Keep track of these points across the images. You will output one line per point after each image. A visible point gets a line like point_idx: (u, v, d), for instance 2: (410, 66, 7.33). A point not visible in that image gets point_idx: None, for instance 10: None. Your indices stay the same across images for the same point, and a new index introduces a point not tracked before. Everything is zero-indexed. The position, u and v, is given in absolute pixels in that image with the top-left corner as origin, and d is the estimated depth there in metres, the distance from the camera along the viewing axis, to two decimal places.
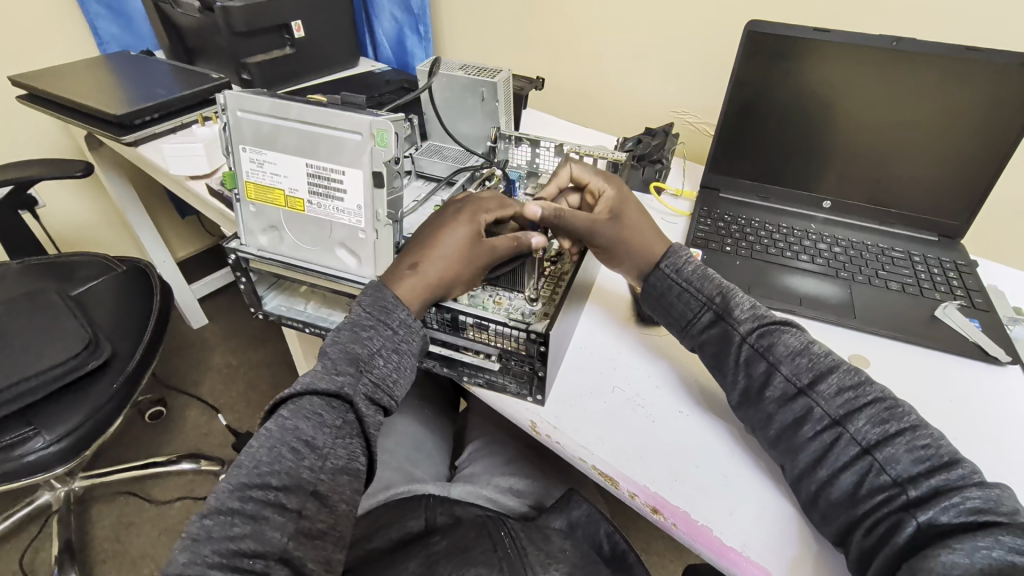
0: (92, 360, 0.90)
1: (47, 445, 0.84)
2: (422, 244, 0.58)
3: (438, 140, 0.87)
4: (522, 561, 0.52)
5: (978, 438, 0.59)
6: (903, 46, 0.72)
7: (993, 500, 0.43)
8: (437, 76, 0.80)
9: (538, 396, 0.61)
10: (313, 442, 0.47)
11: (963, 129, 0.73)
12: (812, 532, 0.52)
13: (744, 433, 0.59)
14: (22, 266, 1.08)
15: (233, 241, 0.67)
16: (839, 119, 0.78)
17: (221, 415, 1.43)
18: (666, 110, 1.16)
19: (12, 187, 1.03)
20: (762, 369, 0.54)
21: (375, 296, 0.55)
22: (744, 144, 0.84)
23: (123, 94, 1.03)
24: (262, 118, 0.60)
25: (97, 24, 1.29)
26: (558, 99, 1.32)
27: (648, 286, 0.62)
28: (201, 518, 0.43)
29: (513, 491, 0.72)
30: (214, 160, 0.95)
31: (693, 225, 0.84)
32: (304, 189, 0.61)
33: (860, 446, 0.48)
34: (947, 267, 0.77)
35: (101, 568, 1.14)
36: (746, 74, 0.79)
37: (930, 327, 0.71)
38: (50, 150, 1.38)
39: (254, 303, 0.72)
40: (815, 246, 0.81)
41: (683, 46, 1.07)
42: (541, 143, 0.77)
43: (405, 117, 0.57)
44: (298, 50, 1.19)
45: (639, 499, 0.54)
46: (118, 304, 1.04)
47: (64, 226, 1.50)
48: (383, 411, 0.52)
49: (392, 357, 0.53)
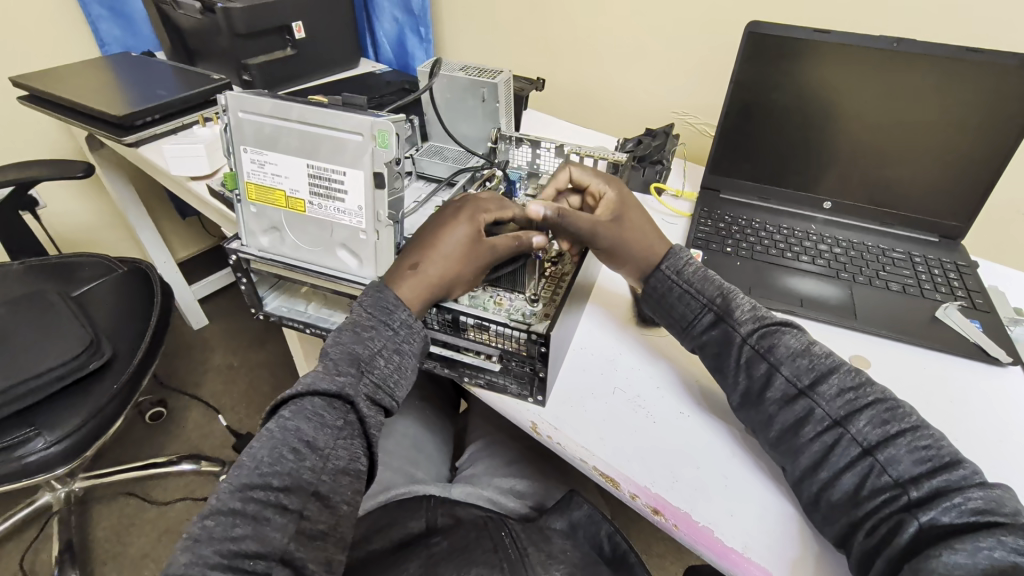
0: (93, 360, 0.90)
1: (48, 446, 0.84)
2: (422, 244, 0.58)
3: (439, 140, 0.87)
4: (523, 561, 0.52)
5: (979, 438, 0.59)
6: (903, 47, 0.72)
7: (994, 500, 0.43)
8: (437, 76, 0.80)
9: (539, 397, 0.61)
10: (314, 443, 0.47)
11: (963, 131, 0.73)
12: (813, 532, 0.52)
13: (744, 434, 0.59)
14: (23, 267, 1.08)
15: (234, 241, 0.67)
16: (839, 120, 0.78)
17: (221, 415, 1.43)
18: (666, 111, 1.16)
19: (13, 187, 1.03)
20: (762, 370, 0.54)
21: (375, 297, 0.55)
22: (745, 145, 0.84)
23: (124, 95, 1.03)
24: (263, 118, 0.60)
25: (98, 25, 1.29)
26: (558, 101, 1.33)
27: (648, 288, 0.62)
28: (202, 519, 0.43)
29: (514, 491, 0.72)
30: (214, 161, 0.95)
31: (693, 225, 0.84)
32: (305, 189, 0.61)
33: (861, 447, 0.48)
34: (947, 268, 0.77)
35: (102, 569, 1.14)
36: (745, 76, 0.79)
37: (930, 328, 0.71)
38: (49, 151, 1.38)
39: (254, 303, 0.72)
40: (815, 247, 0.81)
41: (683, 47, 1.07)
42: (541, 144, 0.78)
43: (406, 118, 0.57)
44: (299, 51, 1.19)
45: (640, 500, 0.54)
46: (118, 305, 1.04)
47: (63, 226, 1.50)
48: (383, 412, 0.52)
49: (393, 357, 0.53)
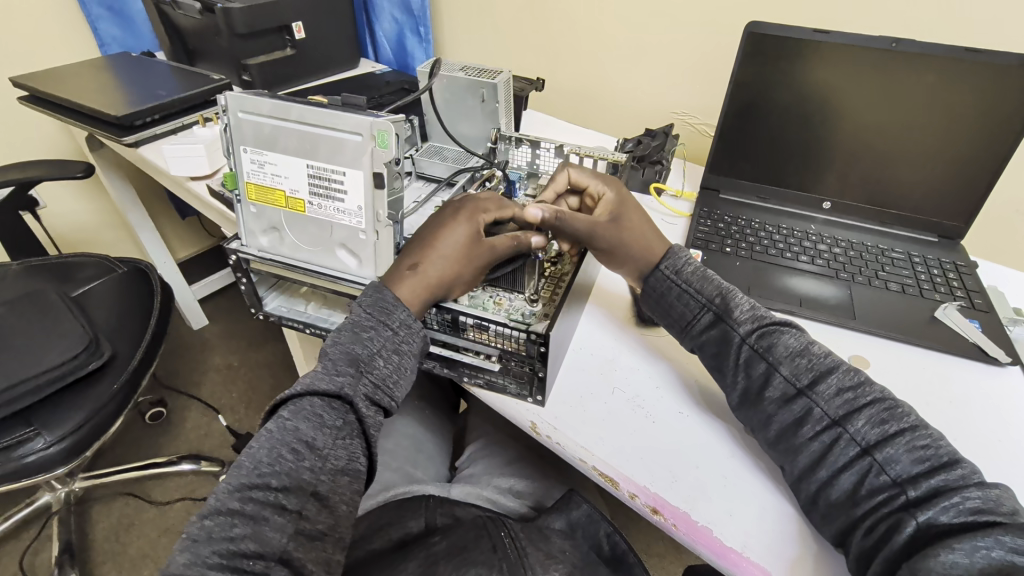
0: (92, 360, 0.90)
1: (48, 446, 0.84)
2: (421, 244, 0.58)
3: (439, 140, 0.87)
4: (522, 561, 0.52)
5: (979, 438, 0.59)
6: (901, 47, 0.72)
7: (993, 500, 0.44)
8: (437, 76, 0.80)
9: (538, 397, 0.61)
10: (313, 443, 0.47)
11: (964, 130, 0.73)
12: (812, 532, 0.52)
13: (743, 433, 0.59)
14: (23, 266, 1.08)
15: (234, 242, 0.67)
16: (839, 120, 0.78)
17: (221, 415, 1.43)
18: (666, 111, 1.16)
19: (13, 187, 1.04)
20: (761, 370, 0.54)
21: (375, 297, 0.55)
22: (745, 145, 0.84)
23: (124, 95, 1.03)
24: (263, 119, 0.60)
25: (98, 26, 1.29)
26: (558, 100, 1.33)
27: (648, 287, 0.62)
28: (201, 519, 0.43)
29: (513, 491, 0.72)
30: (215, 161, 0.95)
31: (693, 225, 0.84)
32: (304, 189, 0.61)
33: (860, 446, 0.49)
34: (946, 267, 0.77)
35: (101, 569, 1.14)
36: (745, 75, 0.79)
37: (929, 328, 0.71)
38: (49, 151, 1.38)
39: (254, 303, 0.72)
40: (815, 246, 0.81)
41: (683, 47, 1.07)
42: (541, 144, 0.78)
43: (406, 118, 0.57)
44: (299, 51, 1.19)
45: (639, 500, 0.54)
46: (118, 305, 1.04)
47: (63, 226, 1.50)
48: (383, 412, 0.52)
49: (392, 357, 0.53)
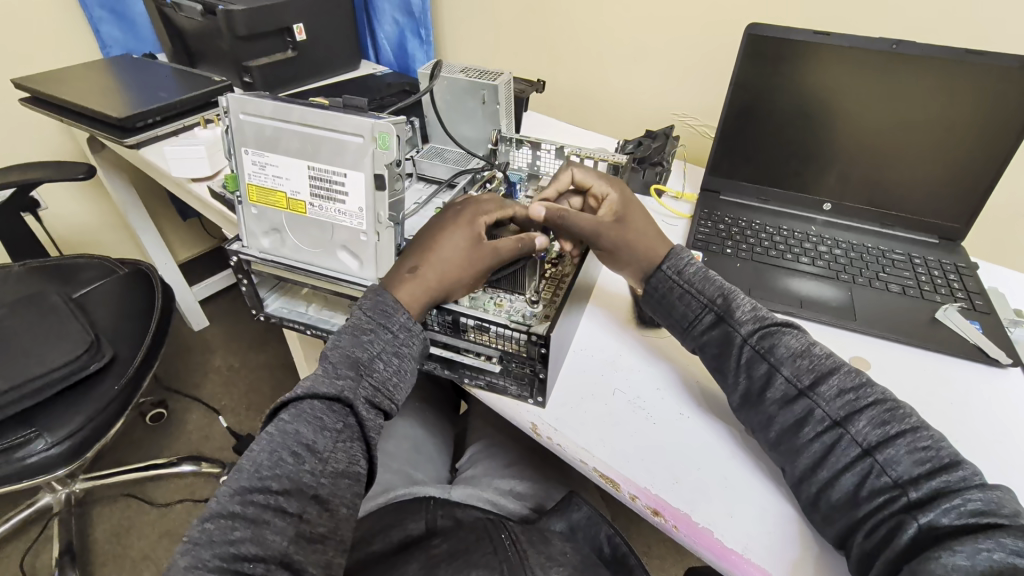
0: (93, 362, 0.90)
1: (48, 447, 0.84)
2: (422, 247, 0.58)
3: (439, 142, 0.88)
4: (523, 563, 0.52)
5: (981, 442, 0.59)
6: (902, 49, 0.72)
7: (994, 501, 0.44)
8: (438, 79, 0.80)
9: (538, 398, 0.61)
10: (314, 447, 0.47)
11: (965, 132, 0.73)
12: (814, 534, 0.52)
13: (744, 435, 0.59)
14: (25, 267, 1.08)
15: (235, 243, 0.67)
16: (839, 121, 0.78)
17: (221, 417, 1.44)
18: (668, 113, 1.16)
19: (14, 189, 1.04)
20: (762, 371, 0.54)
21: (375, 300, 0.55)
22: (747, 146, 0.84)
23: (125, 97, 1.04)
24: (264, 120, 0.60)
25: (101, 28, 1.30)
26: (559, 102, 1.33)
27: (649, 288, 0.62)
28: (202, 522, 0.43)
29: (514, 493, 0.73)
30: (215, 163, 0.95)
31: (693, 226, 0.84)
32: (306, 191, 0.61)
33: (861, 447, 0.49)
34: (947, 268, 0.77)
35: (102, 570, 1.14)
36: (746, 77, 0.79)
37: (930, 329, 0.71)
38: (50, 152, 1.38)
39: (255, 304, 0.72)
40: (815, 249, 0.81)
41: (683, 49, 1.08)
42: (541, 146, 0.78)
43: (407, 120, 0.57)
44: (300, 53, 1.19)
45: (640, 502, 0.54)
46: (119, 306, 1.04)
47: (64, 226, 1.50)
48: (383, 415, 0.53)
49: (392, 360, 0.53)
